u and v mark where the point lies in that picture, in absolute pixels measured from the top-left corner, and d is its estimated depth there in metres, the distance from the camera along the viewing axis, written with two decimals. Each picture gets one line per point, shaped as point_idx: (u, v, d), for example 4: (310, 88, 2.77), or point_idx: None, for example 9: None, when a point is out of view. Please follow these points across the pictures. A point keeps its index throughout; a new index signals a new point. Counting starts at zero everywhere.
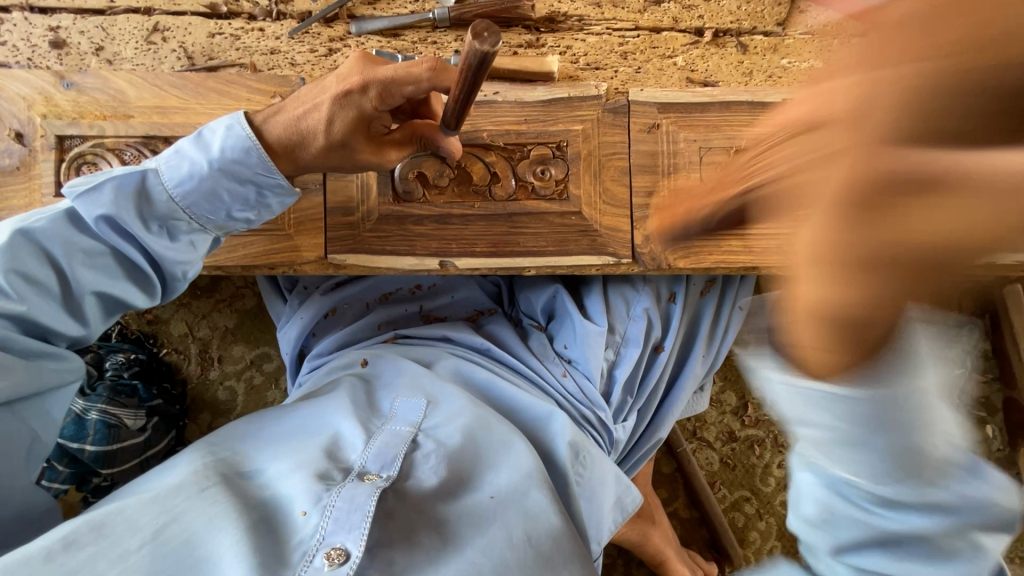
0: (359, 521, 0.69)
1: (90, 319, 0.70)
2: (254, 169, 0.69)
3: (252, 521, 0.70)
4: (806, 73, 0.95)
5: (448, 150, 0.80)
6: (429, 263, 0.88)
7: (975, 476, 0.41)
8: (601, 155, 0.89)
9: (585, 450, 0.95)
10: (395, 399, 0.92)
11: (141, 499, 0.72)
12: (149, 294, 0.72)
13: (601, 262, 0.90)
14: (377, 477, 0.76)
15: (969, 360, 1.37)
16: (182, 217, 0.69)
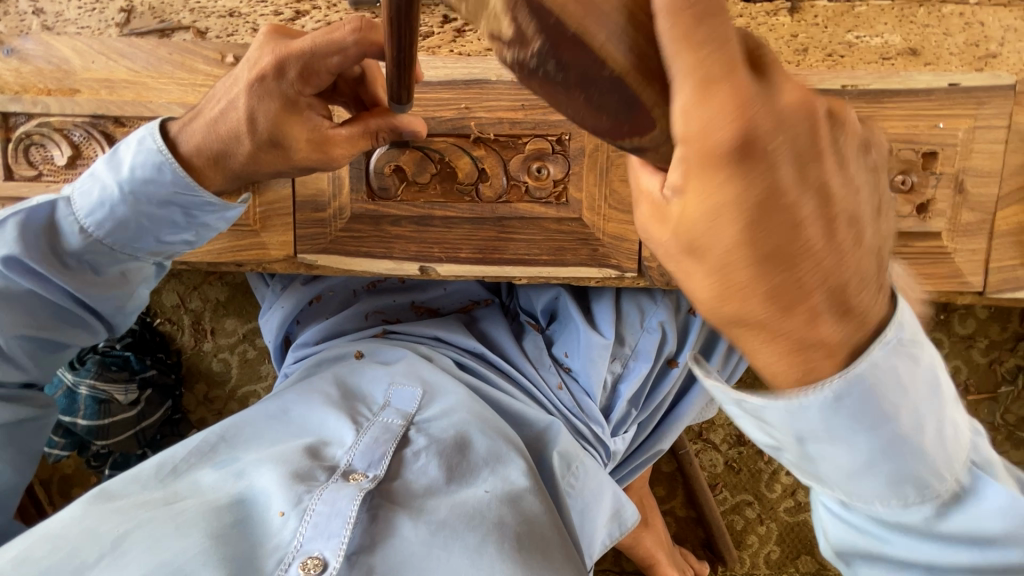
0: (339, 529, 0.62)
1: (35, 359, 0.72)
2: (170, 187, 0.66)
3: (222, 524, 0.63)
4: (877, 51, 0.75)
5: (413, 132, 0.70)
6: (407, 268, 0.79)
7: (985, 498, 0.43)
8: (611, 151, 0.76)
9: (580, 461, 0.89)
10: (389, 389, 0.84)
11: (115, 505, 0.66)
12: (90, 330, 0.75)
13: (602, 274, 0.79)
14: (364, 477, 0.69)
15: (1021, 378, 1.24)
16: (104, 249, 0.69)
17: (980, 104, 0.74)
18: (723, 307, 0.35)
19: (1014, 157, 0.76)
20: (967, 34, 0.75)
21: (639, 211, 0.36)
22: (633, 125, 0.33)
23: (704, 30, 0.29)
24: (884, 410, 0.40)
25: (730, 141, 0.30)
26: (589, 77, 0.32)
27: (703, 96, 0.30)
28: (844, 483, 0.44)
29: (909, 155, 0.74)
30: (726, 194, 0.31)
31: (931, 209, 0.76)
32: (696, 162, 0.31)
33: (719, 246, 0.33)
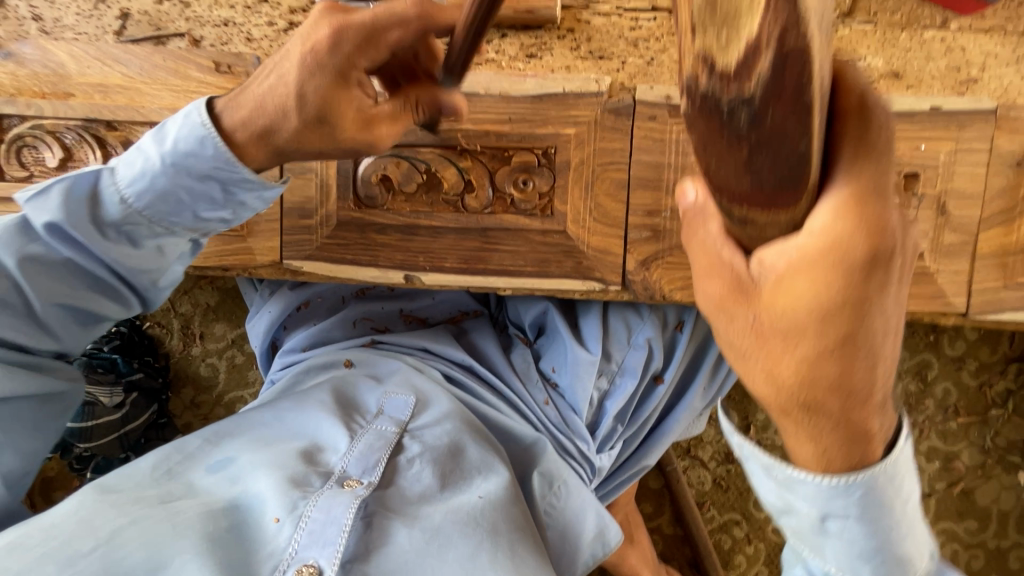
0: (335, 537, 0.61)
1: (61, 328, 0.72)
2: (211, 163, 0.65)
3: (216, 529, 0.62)
4: (860, 73, 0.76)
5: (452, 107, 0.71)
6: (392, 276, 0.79)
7: None
8: (596, 165, 0.76)
9: (563, 479, 0.89)
10: (383, 396, 0.82)
11: (109, 497, 0.65)
12: (122, 305, 0.74)
13: (585, 287, 0.79)
14: (359, 483, 0.67)
15: (1010, 402, 1.24)
16: (142, 223, 0.68)
17: (961, 128, 0.75)
18: (779, 375, 0.43)
19: (996, 180, 0.76)
20: (948, 59, 0.77)
21: (708, 278, 0.44)
22: (766, 201, 0.37)
23: (868, 159, 0.37)
24: (890, 500, 0.49)
25: (848, 256, 0.38)
26: (767, 140, 0.33)
27: (847, 206, 0.37)
28: (839, 558, 0.51)
29: (890, 175, 0.75)
30: (820, 291, 0.39)
31: (913, 229, 0.76)
32: (812, 265, 0.38)
33: (801, 312, 0.40)
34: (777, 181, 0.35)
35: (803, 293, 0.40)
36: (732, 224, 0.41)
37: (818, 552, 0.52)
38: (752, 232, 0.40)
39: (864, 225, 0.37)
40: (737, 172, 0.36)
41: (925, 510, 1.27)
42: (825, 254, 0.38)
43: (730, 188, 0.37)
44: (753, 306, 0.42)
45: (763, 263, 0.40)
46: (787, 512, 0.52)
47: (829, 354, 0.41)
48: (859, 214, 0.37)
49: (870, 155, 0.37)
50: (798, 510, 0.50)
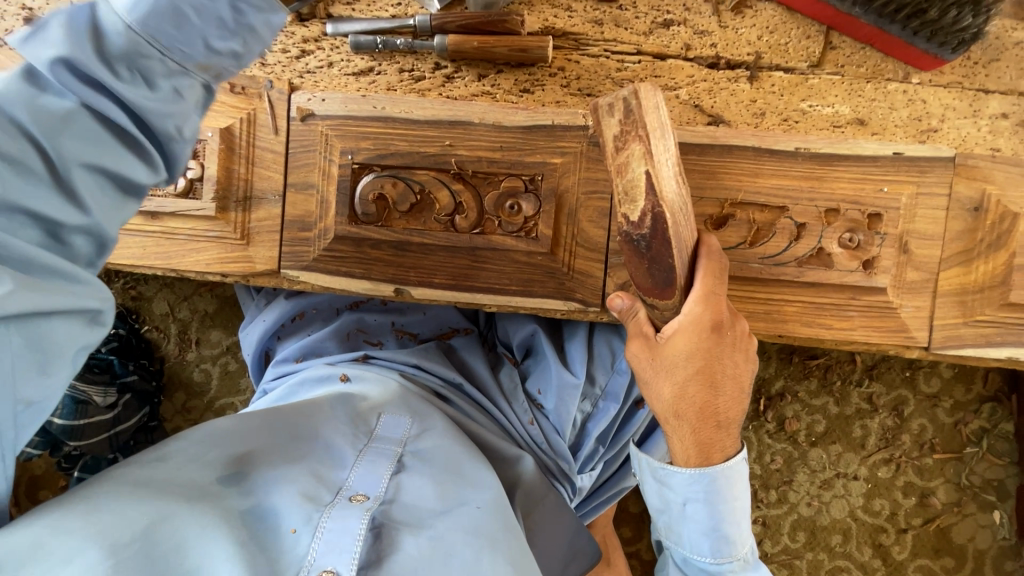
0: (351, 545, 0.61)
1: (92, 194, 0.54)
2: None
3: (240, 535, 0.60)
4: (828, 119, 0.83)
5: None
6: (384, 290, 0.84)
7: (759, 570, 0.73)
8: (580, 193, 0.82)
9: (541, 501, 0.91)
10: (379, 412, 0.83)
11: (125, 492, 0.61)
12: (149, 165, 0.57)
13: (567, 307, 0.84)
14: (366, 498, 0.68)
15: (985, 440, 1.26)
16: (155, 53, 0.53)
17: (922, 173, 0.80)
18: (669, 397, 0.70)
19: (955, 223, 0.81)
20: (910, 110, 0.83)
21: (633, 342, 0.72)
22: (658, 292, 0.69)
23: (712, 264, 0.70)
24: (726, 499, 0.71)
25: (708, 322, 0.68)
26: (653, 256, 0.67)
27: (704, 295, 0.68)
28: (692, 538, 0.73)
29: (855, 215, 0.80)
30: (696, 345, 0.69)
31: (876, 265, 0.81)
32: (692, 328, 0.68)
33: (687, 358, 0.69)
34: (666, 289, 0.68)
35: (690, 346, 0.69)
36: (651, 310, 0.72)
37: (678, 532, 0.75)
38: (660, 314, 0.71)
39: (716, 298, 0.69)
40: (648, 281, 0.69)
41: (902, 546, 1.28)
42: (694, 326, 0.68)
43: (644, 287, 0.70)
44: (656, 355, 0.70)
45: (665, 332, 0.70)
46: (660, 498, 0.76)
47: (696, 385, 0.70)
48: (714, 306, 0.68)
49: (718, 275, 0.70)
50: (667, 499, 0.74)
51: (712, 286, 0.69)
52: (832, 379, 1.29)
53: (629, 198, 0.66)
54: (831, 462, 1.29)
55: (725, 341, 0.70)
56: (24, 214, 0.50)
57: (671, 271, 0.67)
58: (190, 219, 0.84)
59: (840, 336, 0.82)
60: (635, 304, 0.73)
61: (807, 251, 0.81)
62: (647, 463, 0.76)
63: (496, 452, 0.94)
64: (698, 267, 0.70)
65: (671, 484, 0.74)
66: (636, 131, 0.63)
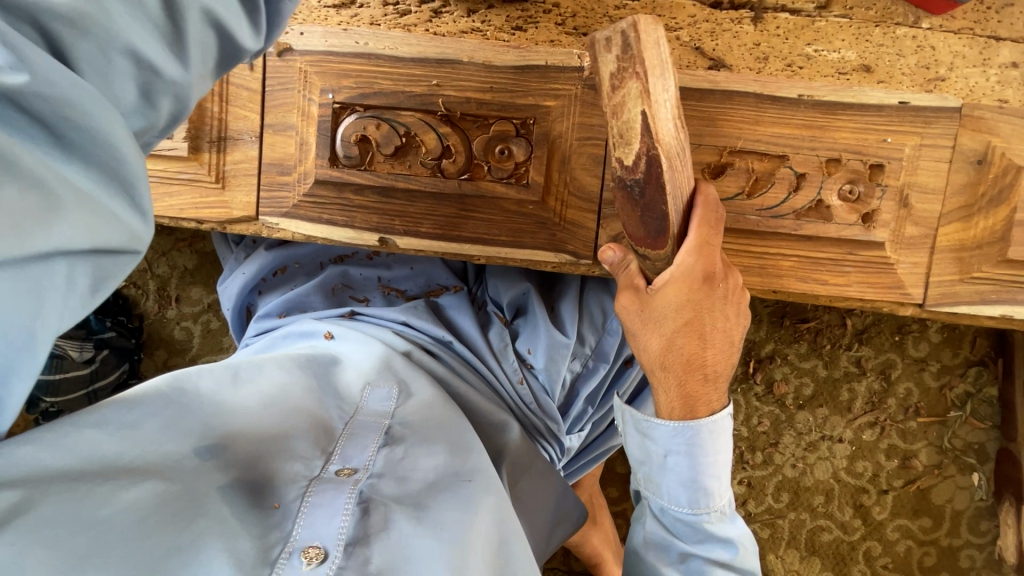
0: (338, 522, 0.60)
1: (197, 51, 0.43)
2: None
3: (223, 509, 0.58)
4: (834, 66, 0.79)
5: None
6: (367, 238, 0.80)
7: (733, 521, 0.72)
8: (574, 139, 0.78)
9: (534, 464, 0.90)
10: (366, 380, 0.80)
11: (98, 463, 0.57)
12: (253, 28, 0.46)
13: (558, 260, 0.81)
14: (354, 471, 0.66)
15: (968, 404, 1.27)
16: None
17: (927, 123, 0.77)
18: (656, 350, 0.69)
19: (957, 177, 0.79)
20: (919, 57, 0.79)
21: (623, 294, 0.70)
22: (651, 242, 0.66)
23: (710, 214, 0.67)
24: (706, 451, 0.70)
25: (699, 273, 0.66)
26: (647, 204, 0.64)
27: (699, 245, 0.66)
28: (671, 490, 0.71)
29: (857, 165, 0.77)
30: (684, 297, 0.67)
31: (875, 219, 0.79)
32: (683, 279, 0.66)
33: (677, 310, 0.67)
34: (656, 238, 0.66)
35: (679, 297, 0.67)
36: (642, 260, 0.70)
37: (656, 484, 0.73)
38: (652, 266, 0.69)
39: (711, 250, 0.67)
40: (639, 228, 0.66)
41: (882, 507, 1.30)
42: (686, 277, 0.66)
43: (635, 237, 0.67)
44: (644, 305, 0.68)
45: (656, 283, 0.67)
46: (640, 450, 0.74)
47: (685, 338, 0.68)
48: (706, 255, 0.66)
49: (712, 222, 0.67)
50: (648, 451, 0.73)
51: (709, 237, 0.66)
52: (821, 343, 1.28)
53: (625, 140, 0.62)
54: (817, 425, 1.30)
55: (716, 293, 0.68)
56: (112, 53, 0.39)
57: (665, 218, 0.64)
58: (162, 160, 0.80)
59: (834, 292, 0.81)
60: (627, 255, 0.71)
61: (805, 204, 0.79)
62: (628, 416, 0.74)
63: (488, 417, 0.90)
64: (692, 216, 0.67)
65: (651, 434, 0.72)
66: (634, 66, 0.59)
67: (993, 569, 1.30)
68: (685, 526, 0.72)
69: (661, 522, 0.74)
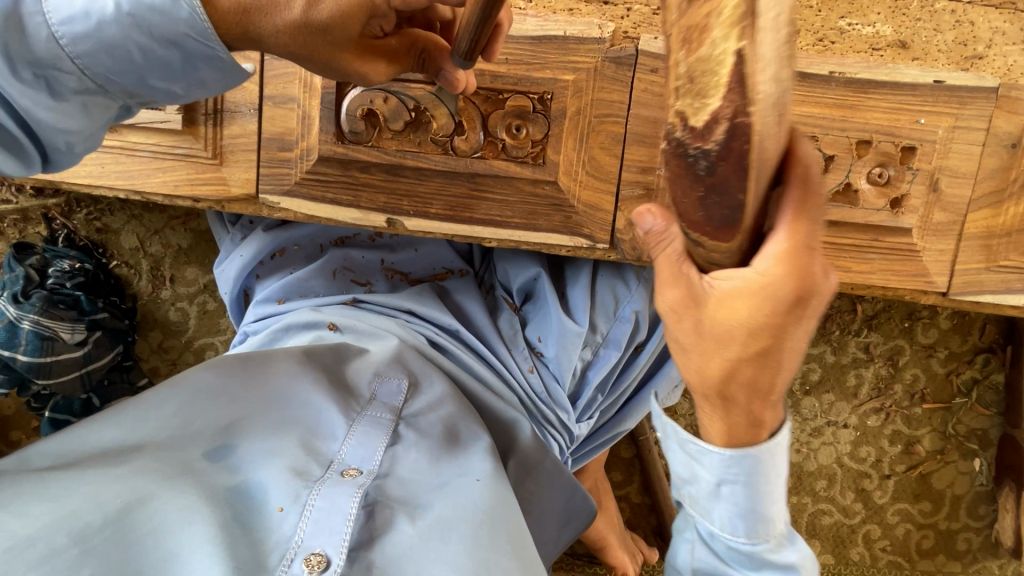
0: (341, 525, 0.58)
1: None
2: (181, 28, 0.54)
3: (222, 516, 0.57)
4: (867, 41, 0.75)
5: (450, 76, 0.68)
6: (374, 219, 0.76)
7: (790, 543, 0.63)
8: (592, 116, 0.74)
9: (540, 465, 0.84)
10: (373, 375, 0.79)
11: (97, 476, 0.58)
12: None
13: (573, 243, 0.77)
14: (359, 473, 0.64)
15: (974, 391, 1.27)
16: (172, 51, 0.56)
17: (962, 104, 0.74)
18: (707, 372, 0.51)
19: (990, 161, 0.76)
20: (956, 33, 0.75)
21: (664, 289, 0.51)
22: (716, 233, 0.45)
23: (810, 194, 0.44)
24: (769, 479, 0.58)
25: (783, 288, 0.45)
26: (715, 187, 0.41)
27: (789, 247, 0.45)
28: (724, 518, 0.61)
29: (887, 147, 0.74)
30: (753, 314, 0.47)
31: (904, 204, 0.76)
32: (755, 292, 0.46)
33: (743, 329, 0.48)
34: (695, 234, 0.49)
35: (749, 316, 0.47)
36: (692, 245, 0.48)
37: (705, 507, 0.62)
38: (705, 253, 0.48)
39: (802, 253, 0.45)
40: (685, 218, 0.46)
41: (884, 491, 1.31)
42: (762, 291, 0.46)
43: (691, 218, 0.46)
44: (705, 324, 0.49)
45: (712, 286, 0.48)
46: (685, 471, 0.63)
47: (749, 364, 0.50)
48: (801, 266, 0.45)
49: (808, 212, 0.45)
50: (698, 477, 0.61)
51: (802, 231, 0.45)
52: (830, 329, 1.27)
53: (697, 88, 0.39)
54: (822, 411, 1.29)
55: (803, 309, 0.47)
56: None
57: (741, 210, 0.42)
58: (154, 133, 0.75)
59: (858, 279, 0.78)
60: (671, 232, 0.50)
61: (833, 187, 0.76)
62: (675, 434, 0.61)
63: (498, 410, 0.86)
64: (783, 203, 0.45)
65: (706, 461, 0.59)
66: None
67: (989, 552, 1.32)
68: (738, 553, 0.63)
69: (705, 542, 0.66)
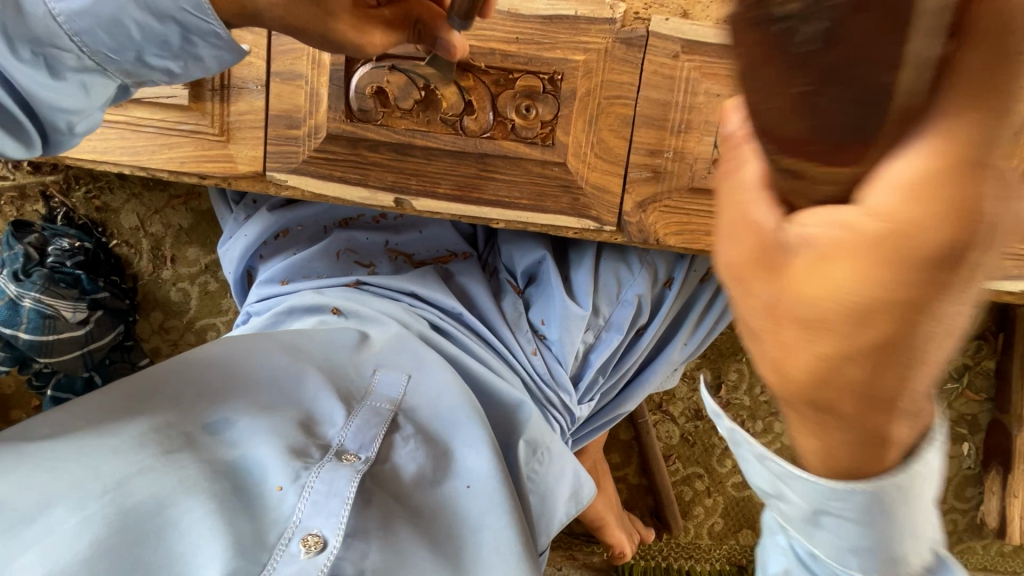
0: (339, 508, 0.58)
1: None
2: (179, 3, 0.54)
3: (221, 490, 0.58)
4: None
5: (446, 43, 0.66)
6: (382, 199, 0.76)
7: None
8: (602, 97, 0.74)
9: (546, 445, 0.85)
10: (375, 367, 0.79)
11: (97, 448, 0.58)
12: None
13: (580, 225, 0.78)
14: (357, 458, 0.65)
15: (965, 377, 1.30)
16: (173, 27, 0.56)
17: None
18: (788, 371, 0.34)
19: None
20: None
21: (731, 241, 0.35)
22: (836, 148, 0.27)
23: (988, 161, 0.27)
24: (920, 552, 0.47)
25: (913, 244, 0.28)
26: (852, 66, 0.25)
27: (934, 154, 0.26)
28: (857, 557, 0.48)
29: None
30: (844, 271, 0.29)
31: None
32: (865, 246, 0.29)
33: (842, 306, 0.30)
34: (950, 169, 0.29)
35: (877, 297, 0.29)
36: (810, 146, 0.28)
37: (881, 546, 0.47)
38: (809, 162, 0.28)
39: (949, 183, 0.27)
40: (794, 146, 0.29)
41: None
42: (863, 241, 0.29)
43: (779, 134, 0.29)
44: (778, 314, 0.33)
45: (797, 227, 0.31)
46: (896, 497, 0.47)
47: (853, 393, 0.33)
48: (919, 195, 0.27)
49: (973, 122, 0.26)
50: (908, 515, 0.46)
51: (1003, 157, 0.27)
52: None
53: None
54: None
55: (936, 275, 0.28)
56: None
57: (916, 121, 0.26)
58: (161, 109, 0.74)
59: None
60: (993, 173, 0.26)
61: None
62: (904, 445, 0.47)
63: (502, 395, 0.86)
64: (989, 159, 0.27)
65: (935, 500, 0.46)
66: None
67: (975, 533, 1.35)
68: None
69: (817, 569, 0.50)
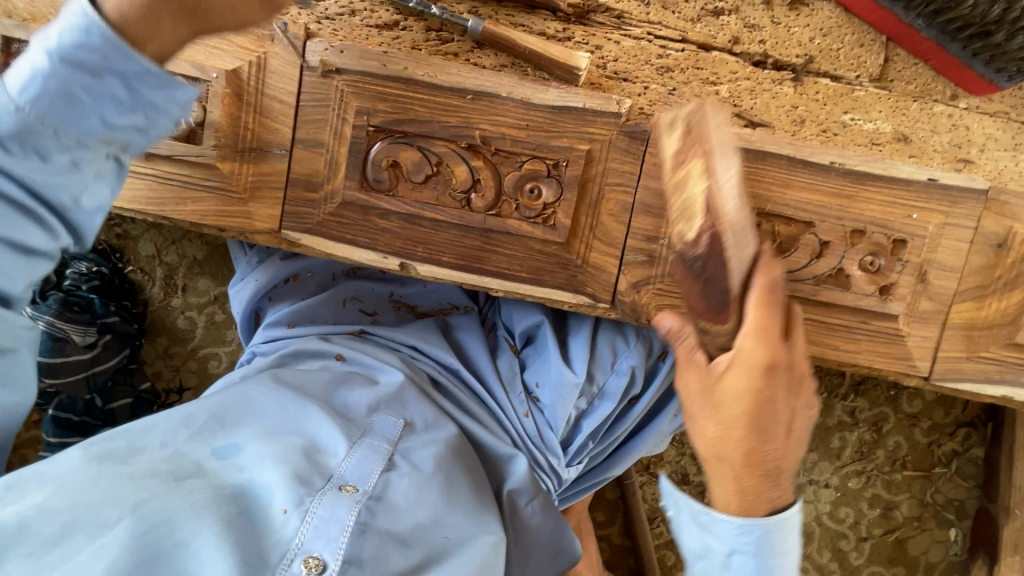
0: (339, 535, 0.61)
1: None
2: (103, 52, 0.54)
3: (227, 514, 0.59)
4: (868, 136, 0.80)
5: None
6: (388, 262, 0.80)
7: None
8: (603, 183, 0.78)
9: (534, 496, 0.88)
10: (374, 409, 0.80)
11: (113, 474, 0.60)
12: None
13: (575, 301, 0.81)
14: (356, 490, 0.66)
15: (954, 463, 1.27)
16: (110, 78, 0.56)
17: (953, 203, 0.77)
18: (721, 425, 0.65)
19: (976, 258, 0.79)
20: (952, 135, 0.80)
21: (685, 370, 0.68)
22: (711, 317, 0.64)
23: (767, 305, 0.63)
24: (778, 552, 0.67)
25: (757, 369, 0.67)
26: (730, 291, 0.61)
27: (756, 335, 0.63)
28: None
29: (880, 238, 0.78)
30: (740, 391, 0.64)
31: (893, 292, 0.79)
32: (742, 368, 0.63)
33: (743, 406, 0.64)
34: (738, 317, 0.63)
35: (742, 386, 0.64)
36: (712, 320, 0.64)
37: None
38: (710, 339, 0.66)
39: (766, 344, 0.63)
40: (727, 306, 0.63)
41: (860, 553, 1.30)
42: (746, 364, 0.63)
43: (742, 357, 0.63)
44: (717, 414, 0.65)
45: (716, 364, 0.65)
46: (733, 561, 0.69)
47: (742, 428, 0.64)
48: (767, 342, 0.63)
49: (765, 332, 0.63)
50: (709, 545, 0.69)
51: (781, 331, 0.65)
52: (819, 391, 1.27)
53: (686, 215, 0.62)
54: (805, 470, 1.29)
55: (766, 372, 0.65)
56: None
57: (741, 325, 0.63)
58: (186, 165, 0.79)
59: (846, 358, 0.81)
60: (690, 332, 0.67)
61: (826, 270, 0.79)
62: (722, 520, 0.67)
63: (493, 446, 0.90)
64: (751, 286, 0.63)
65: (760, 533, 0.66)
66: None
67: None
68: None
69: None
